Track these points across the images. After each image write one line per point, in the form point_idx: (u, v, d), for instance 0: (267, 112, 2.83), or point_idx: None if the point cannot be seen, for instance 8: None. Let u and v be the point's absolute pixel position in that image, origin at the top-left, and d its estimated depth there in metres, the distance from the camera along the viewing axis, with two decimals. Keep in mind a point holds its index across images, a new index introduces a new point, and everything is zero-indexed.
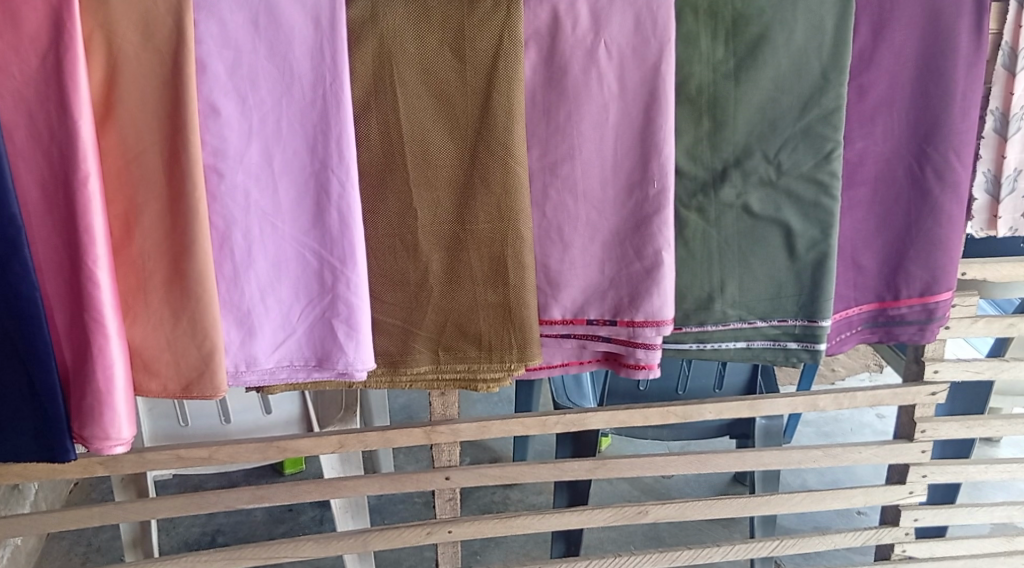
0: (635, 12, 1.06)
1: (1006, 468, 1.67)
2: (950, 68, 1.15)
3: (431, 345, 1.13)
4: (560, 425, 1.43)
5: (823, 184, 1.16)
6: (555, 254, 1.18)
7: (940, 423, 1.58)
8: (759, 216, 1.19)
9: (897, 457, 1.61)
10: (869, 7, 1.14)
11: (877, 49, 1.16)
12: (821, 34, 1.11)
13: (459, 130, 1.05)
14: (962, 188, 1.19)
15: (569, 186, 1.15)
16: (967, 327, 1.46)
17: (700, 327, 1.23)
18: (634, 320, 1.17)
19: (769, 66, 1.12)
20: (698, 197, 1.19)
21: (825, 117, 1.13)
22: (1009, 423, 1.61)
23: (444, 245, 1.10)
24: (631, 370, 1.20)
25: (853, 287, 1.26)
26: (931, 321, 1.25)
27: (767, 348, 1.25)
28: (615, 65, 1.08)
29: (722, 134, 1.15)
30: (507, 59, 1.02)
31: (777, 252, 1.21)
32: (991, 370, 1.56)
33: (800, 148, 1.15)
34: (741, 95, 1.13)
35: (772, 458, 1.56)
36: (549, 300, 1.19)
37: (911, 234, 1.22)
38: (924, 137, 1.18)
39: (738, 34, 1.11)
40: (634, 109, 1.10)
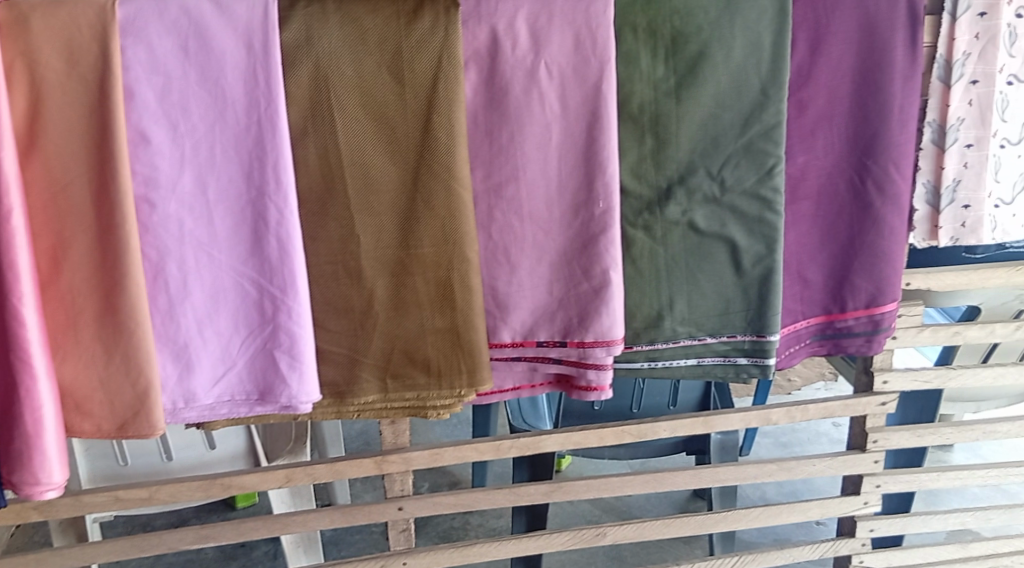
0: (574, 32, 1.05)
1: (958, 475, 1.69)
2: (887, 82, 1.16)
3: (378, 373, 1.11)
4: (514, 449, 1.41)
5: (766, 199, 1.17)
6: (503, 276, 1.16)
7: (890, 433, 1.60)
8: (705, 233, 1.20)
9: (851, 468, 1.62)
10: (805, 23, 1.15)
11: (815, 65, 1.17)
12: (759, 51, 1.12)
13: (400, 153, 1.03)
14: (903, 201, 1.21)
15: (514, 208, 1.13)
16: (913, 336, 1.48)
17: (651, 346, 1.24)
18: (584, 341, 1.16)
19: (710, 84, 1.13)
20: (644, 215, 1.19)
21: (766, 133, 1.14)
22: (958, 430, 1.64)
23: (388, 270, 1.08)
24: (581, 393, 1.18)
25: (800, 301, 1.27)
26: (877, 332, 1.26)
27: (718, 364, 1.25)
28: (556, 85, 1.07)
29: (665, 152, 1.15)
30: (447, 80, 1.00)
31: (724, 268, 1.21)
32: (939, 378, 1.58)
33: (742, 164, 1.16)
34: (683, 113, 1.14)
35: (728, 474, 1.56)
36: (498, 323, 1.18)
37: (855, 246, 1.24)
38: (865, 150, 1.20)
39: (678, 52, 1.11)
40: (576, 129, 1.09)
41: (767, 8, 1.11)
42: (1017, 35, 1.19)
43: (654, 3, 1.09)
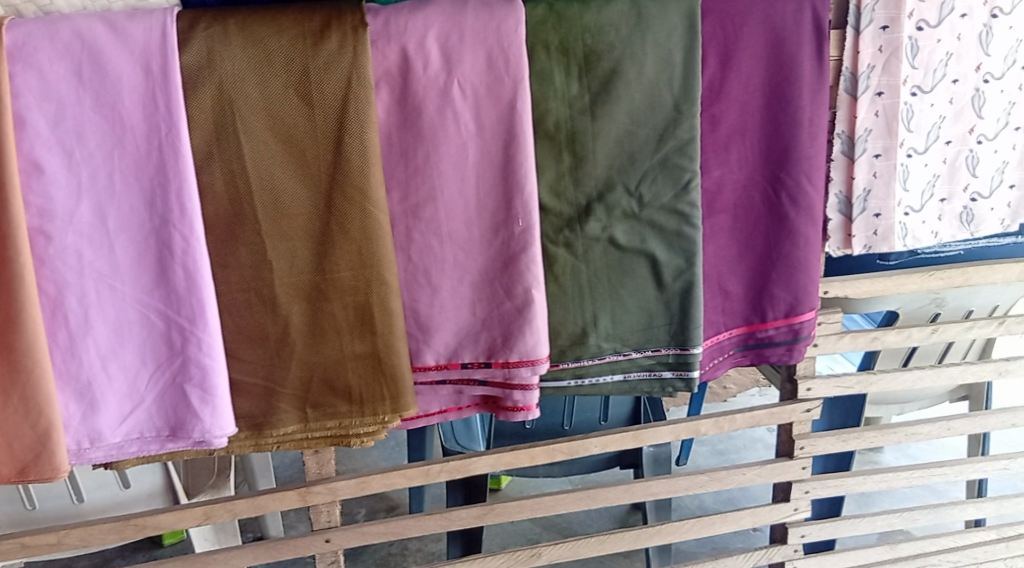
0: (486, 50, 1.04)
1: (882, 477, 1.74)
2: (797, 95, 1.19)
3: (297, 403, 1.08)
4: (444, 473, 1.39)
5: (684, 214, 1.18)
6: (424, 298, 1.14)
7: (816, 439, 1.63)
8: (625, 249, 1.20)
9: (779, 475, 1.64)
10: (715, 39, 1.16)
11: (726, 79, 1.18)
12: (671, 67, 1.12)
13: (312, 176, 1.00)
14: (816, 211, 1.24)
15: (432, 228, 1.12)
16: (834, 343, 1.51)
17: (577, 363, 1.24)
18: (509, 361, 1.14)
19: (624, 101, 1.13)
20: (564, 232, 1.19)
21: (680, 148, 1.15)
22: (879, 433, 1.68)
23: (304, 296, 1.05)
24: (509, 413, 1.17)
25: (722, 312, 1.29)
26: (798, 341, 1.29)
27: (644, 379, 1.26)
28: (469, 104, 1.06)
29: (583, 169, 1.16)
30: (358, 101, 0.98)
31: (646, 283, 1.22)
32: (861, 383, 1.61)
33: (659, 180, 1.16)
34: (599, 130, 1.14)
35: (660, 487, 1.56)
36: (421, 346, 1.16)
37: (773, 257, 1.26)
38: (778, 163, 1.22)
39: (591, 70, 1.12)
40: (492, 147, 1.08)
41: (676, 25, 1.11)
42: (918, 47, 1.22)
43: (565, 21, 1.09)
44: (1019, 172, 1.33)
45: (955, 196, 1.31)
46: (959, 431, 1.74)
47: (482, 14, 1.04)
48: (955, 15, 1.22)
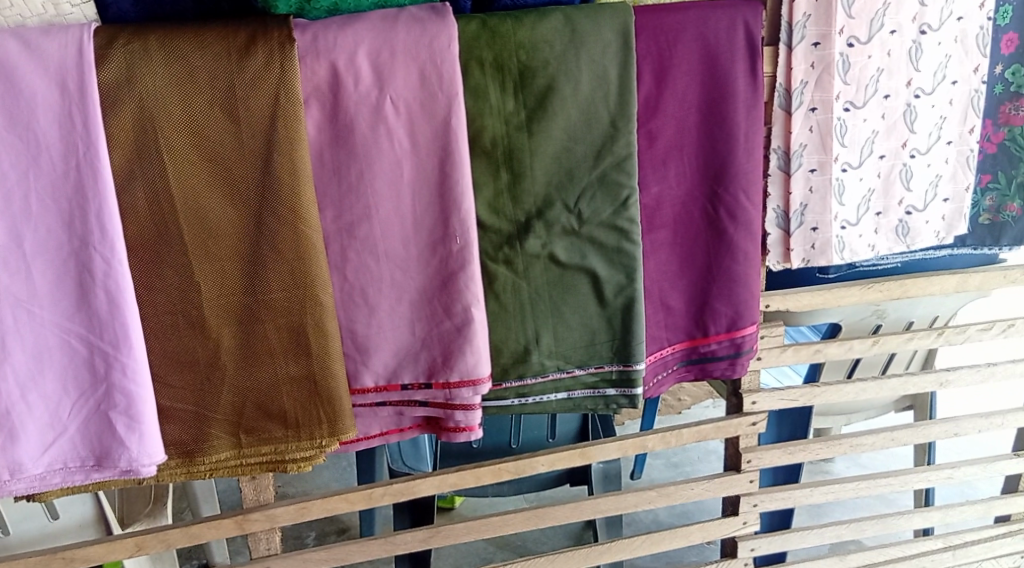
0: (418, 67, 1.04)
1: (830, 489, 1.75)
2: (732, 111, 1.20)
3: (229, 429, 1.05)
4: (387, 496, 1.37)
5: (623, 230, 1.18)
6: (361, 318, 1.12)
7: (764, 452, 1.64)
8: (566, 265, 1.19)
9: (728, 489, 1.65)
10: (649, 55, 1.17)
11: (662, 96, 1.19)
12: (606, 84, 1.13)
13: (239, 195, 0.98)
14: (754, 226, 1.25)
15: (368, 247, 1.10)
16: (777, 356, 1.53)
17: (520, 381, 1.23)
18: (449, 381, 1.13)
19: (560, 117, 1.13)
20: (504, 249, 1.18)
21: (618, 164, 1.15)
22: (825, 445, 1.70)
23: (234, 319, 1.02)
24: (451, 435, 1.15)
25: (665, 328, 1.29)
26: (740, 354, 1.30)
27: (587, 396, 1.26)
28: (403, 121, 1.05)
29: (521, 186, 1.15)
30: (287, 118, 0.96)
31: (587, 299, 1.21)
32: (805, 396, 1.63)
33: (597, 196, 1.16)
34: (536, 146, 1.14)
35: (609, 504, 1.56)
36: (359, 367, 1.14)
37: (713, 272, 1.27)
38: (716, 178, 1.23)
39: (526, 86, 1.11)
40: (428, 165, 1.07)
41: (611, 41, 1.12)
42: (850, 63, 1.24)
43: (499, 38, 1.09)
44: (952, 185, 1.35)
45: (890, 210, 1.33)
46: (902, 441, 1.77)
47: (414, 30, 1.03)
48: (885, 31, 1.24)
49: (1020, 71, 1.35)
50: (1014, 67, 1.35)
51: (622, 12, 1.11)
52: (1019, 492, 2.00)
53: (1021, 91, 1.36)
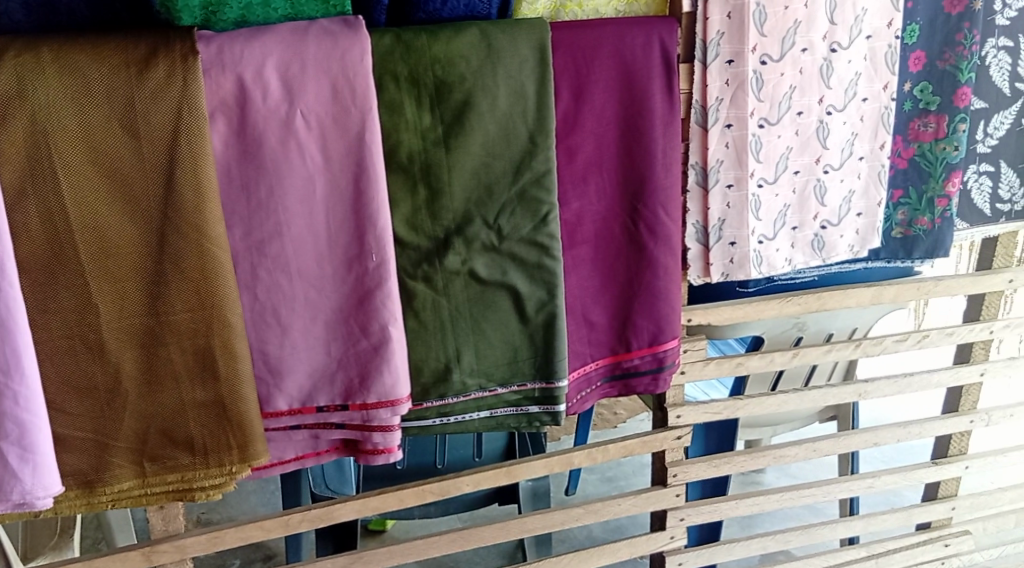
0: (330, 81, 1.02)
1: (756, 501, 1.77)
2: (649, 127, 1.20)
3: (133, 457, 1.01)
4: (304, 522, 1.35)
5: (544, 246, 1.17)
6: (274, 339, 1.09)
7: (689, 466, 1.65)
8: (486, 282, 1.18)
9: (654, 504, 1.65)
10: (567, 71, 1.17)
11: (580, 112, 1.19)
12: (524, 99, 1.12)
13: (140, 213, 0.95)
14: (674, 241, 1.26)
15: (281, 266, 1.07)
16: (700, 370, 1.55)
17: (441, 401, 1.21)
18: (367, 403, 1.11)
19: (477, 132, 1.12)
20: (423, 266, 1.16)
21: (537, 180, 1.15)
22: (750, 457, 1.72)
23: (135, 342, 0.98)
24: (369, 457, 1.12)
25: (588, 343, 1.29)
26: (662, 369, 1.31)
27: (510, 414, 1.25)
28: (315, 135, 1.03)
29: (439, 202, 1.14)
30: (190, 132, 0.94)
31: (508, 316, 1.20)
32: (728, 409, 1.65)
33: (517, 212, 1.15)
34: (454, 162, 1.12)
35: (536, 522, 1.55)
36: (272, 391, 1.11)
37: (635, 287, 1.27)
38: (635, 194, 1.23)
39: (442, 101, 1.10)
40: (342, 181, 1.05)
41: (528, 57, 1.11)
42: (763, 81, 1.27)
43: (413, 52, 1.08)
44: (865, 200, 1.39)
45: (806, 225, 1.37)
46: (824, 452, 1.80)
47: (325, 43, 1.01)
48: (797, 49, 1.27)
49: (927, 88, 1.40)
50: (923, 85, 1.40)
51: (539, 28, 1.11)
52: (938, 500, 2.06)
53: (929, 108, 1.40)
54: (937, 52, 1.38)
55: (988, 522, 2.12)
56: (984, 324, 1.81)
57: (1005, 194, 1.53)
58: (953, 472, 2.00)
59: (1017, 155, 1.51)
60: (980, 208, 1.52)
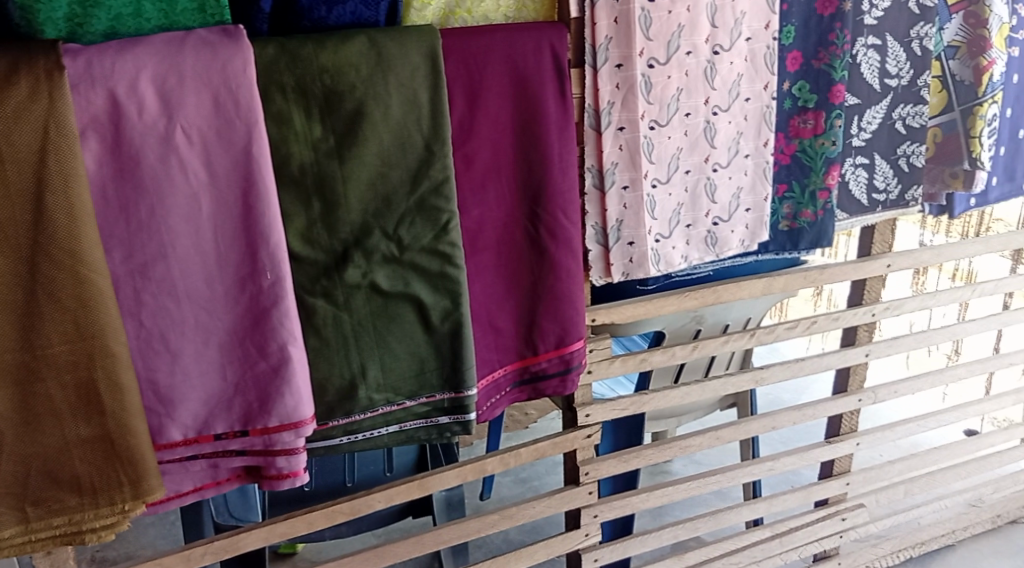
0: (211, 93, 1.01)
1: (665, 492, 1.81)
2: (544, 132, 1.23)
3: (13, 502, 0.98)
4: (209, 555, 1.31)
5: (445, 255, 1.18)
6: (163, 367, 1.08)
7: (600, 463, 1.67)
8: (389, 294, 1.18)
9: (568, 503, 1.66)
10: (459, 78, 1.18)
11: (474, 118, 1.20)
12: (417, 107, 1.13)
13: (8, 242, 0.92)
14: (574, 244, 1.28)
15: (167, 289, 1.06)
16: (607, 368, 1.56)
17: (347, 419, 1.20)
18: (268, 427, 1.11)
19: (371, 142, 1.12)
20: (322, 281, 1.14)
21: (435, 189, 1.15)
22: (658, 450, 1.75)
23: (9, 379, 0.95)
24: (275, 482, 1.13)
25: (495, 349, 1.30)
26: (570, 370, 1.32)
27: (420, 427, 1.24)
28: (197, 151, 1.02)
29: (336, 215, 1.13)
30: (58, 152, 0.91)
31: (413, 328, 1.20)
32: (635, 404, 1.68)
33: (417, 222, 1.16)
34: (348, 173, 1.12)
35: (451, 533, 1.54)
36: (164, 422, 1.09)
37: (539, 291, 1.29)
38: (533, 199, 1.25)
39: (333, 111, 1.09)
40: (229, 198, 1.05)
41: (419, 65, 1.12)
42: (651, 83, 1.30)
43: (299, 61, 1.07)
44: (752, 196, 1.44)
45: (699, 222, 1.42)
46: (726, 439, 1.86)
47: (203, 54, 1.00)
48: (681, 52, 1.31)
49: (805, 87, 1.46)
50: (800, 84, 1.45)
51: (428, 35, 1.12)
52: (834, 477, 2.15)
53: (808, 106, 1.46)
54: (812, 51, 1.44)
55: (880, 494, 2.23)
56: (866, 307, 1.92)
57: (880, 184, 1.60)
58: (846, 449, 2.10)
59: (890, 147, 1.59)
60: (858, 199, 1.60)
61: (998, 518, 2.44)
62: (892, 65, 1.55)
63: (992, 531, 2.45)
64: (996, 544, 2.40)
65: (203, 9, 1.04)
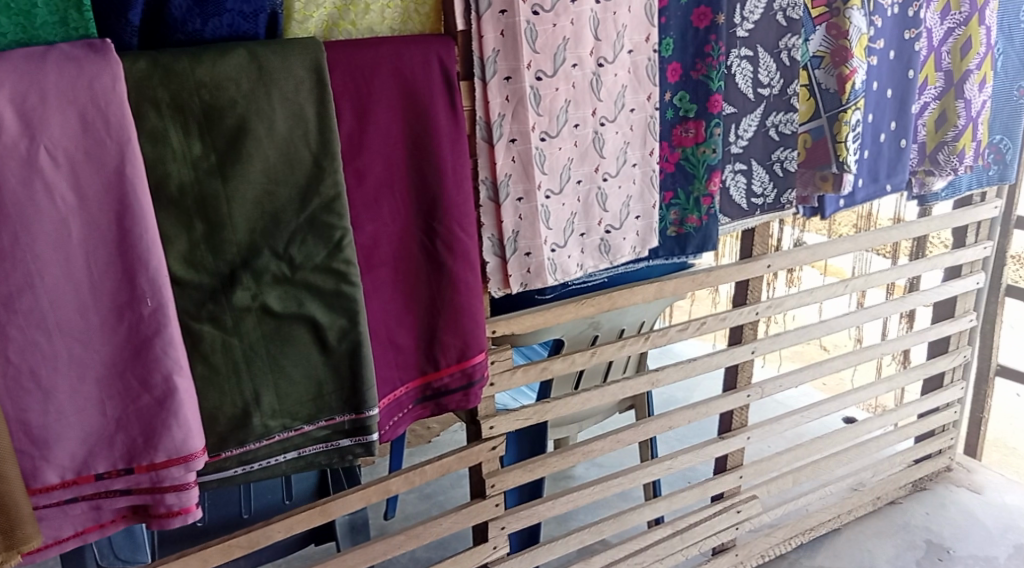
0: (78, 111, 0.96)
1: (570, 498, 1.82)
2: (436, 145, 1.22)
3: None
4: None
5: (340, 272, 1.15)
6: (35, 406, 1.00)
7: (505, 475, 1.66)
8: (281, 316, 1.14)
9: (475, 517, 1.64)
10: (347, 92, 1.15)
11: (364, 132, 1.18)
12: (303, 122, 1.09)
13: None
14: (471, 256, 1.29)
15: (35, 321, 0.98)
16: (508, 379, 1.56)
17: (242, 448, 1.15)
18: (155, 463, 1.05)
19: (256, 159, 1.08)
20: (208, 306, 1.09)
21: (326, 206, 1.12)
22: (562, 457, 1.76)
23: None
24: (164, 521, 1.07)
25: (396, 367, 1.29)
26: (471, 384, 1.35)
27: (320, 452, 1.22)
28: (64, 173, 0.96)
29: (220, 236, 1.08)
30: None
31: (309, 349, 1.17)
32: (537, 413, 1.68)
33: (309, 240, 1.12)
34: (232, 192, 1.07)
35: (356, 557, 1.50)
36: (38, 464, 1.01)
37: (438, 305, 1.29)
38: (428, 213, 1.25)
39: (213, 127, 1.05)
40: (101, 221, 0.99)
41: (303, 78, 1.09)
42: (540, 96, 1.31)
43: (174, 76, 1.01)
44: (641, 204, 1.47)
45: (592, 231, 1.44)
46: (627, 441, 1.89)
47: (67, 70, 0.94)
48: (568, 65, 1.32)
49: (685, 97, 1.50)
50: (681, 94, 1.50)
51: (312, 47, 1.09)
52: (728, 471, 2.22)
53: (688, 115, 1.51)
54: (690, 62, 1.48)
55: (772, 485, 2.31)
56: (751, 307, 2.00)
57: (758, 189, 1.68)
58: (738, 443, 2.17)
59: (765, 154, 1.66)
60: (738, 203, 1.67)
61: (878, 499, 2.58)
62: (764, 75, 1.61)
63: (873, 513, 2.58)
64: (878, 525, 2.53)
65: (66, 23, 0.98)
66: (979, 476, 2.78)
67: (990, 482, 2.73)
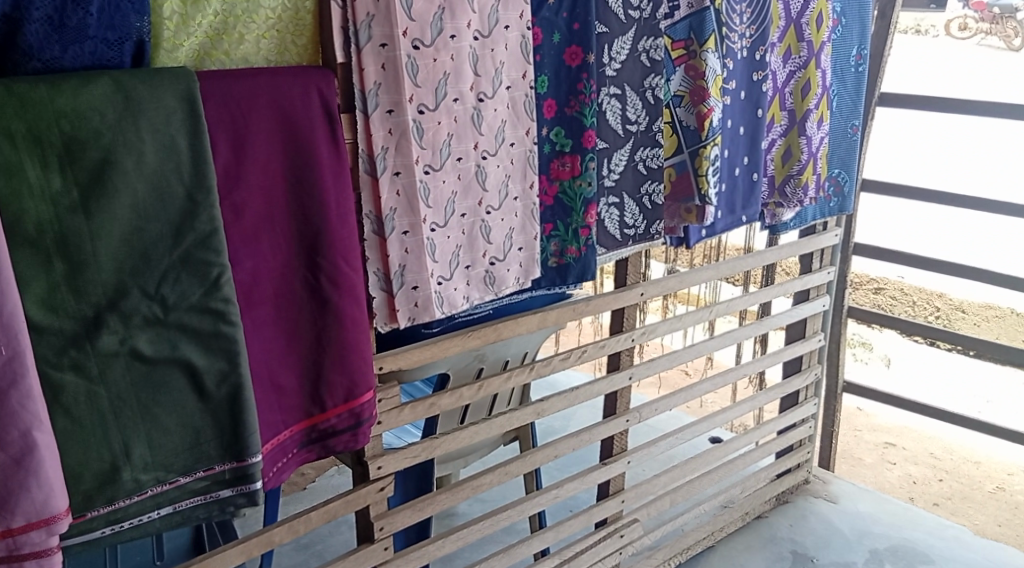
0: None
1: (460, 535, 1.78)
2: (318, 178, 1.19)
3: None
4: None
5: (218, 312, 1.09)
6: None
7: (394, 516, 1.62)
8: (153, 361, 1.06)
9: (364, 562, 1.59)
10: (222, 124, 1.10)
11: (241, 165, 1.13)
12: (175, 155, 1.03)
13: None
14: (358, 291, 1.25)
15: None
16: (396, 416, 1.54)
17: (110, 507, 1.06)
18: (12, 529, 0.95)
19: (123, 194, 1.01)
20: (70, 353, 1.00)
21: (202, 242, 1.06)
22: (451, 493, 1.73)
23: None
24: None
25: (280, 410, 1.24)
26: (359, 424, 1.30)
27: (198, 505, 1.14)
28: None
29: (84, 276, 1.00)
30: None
31: (184, 395, 1.10)
32: (426, 450, 1.65)
33: (183, 279, 1.06)
34: (98, 229, 1.00)
35: None
36: None
37: (323, 343, 1.25)
38: (311, 247, 1.21)
39: (75, 161, 0.97)
40: None
41: (174, 109, 1.03)
42: (423, 129, 1.30)
43: (30, 106, 0.94)
44: (523, 236, 1.48)
45: (477, 263, 1.43)
46: (514, 473, 1.87)
47: None
48: (448, 99, 1.32)
49: (561, 132, 1.52)
50: (556, 130, 1.52)
51: (185, 77, 1.03)
52: (610, 496, 2.23)
53: (564, 150, 1.53)
54: (565, 99, 1.50)
55: (650, 508, 2.36)
56: (627, 334, 2.05)
57: (630, 221, 1.72)
58: (619, 468, 2.20)
59: (635, 186, 1.70)
60: (612, 234, 1.71)
61: (746, 515, 2.69)
62: (632, 112, 1.66)
63: (742, 528, 2.68)
64: (748, 540, 2.62)
65: None
66: (834, 486, 2.94)
67: (844, 492, 2.90)
